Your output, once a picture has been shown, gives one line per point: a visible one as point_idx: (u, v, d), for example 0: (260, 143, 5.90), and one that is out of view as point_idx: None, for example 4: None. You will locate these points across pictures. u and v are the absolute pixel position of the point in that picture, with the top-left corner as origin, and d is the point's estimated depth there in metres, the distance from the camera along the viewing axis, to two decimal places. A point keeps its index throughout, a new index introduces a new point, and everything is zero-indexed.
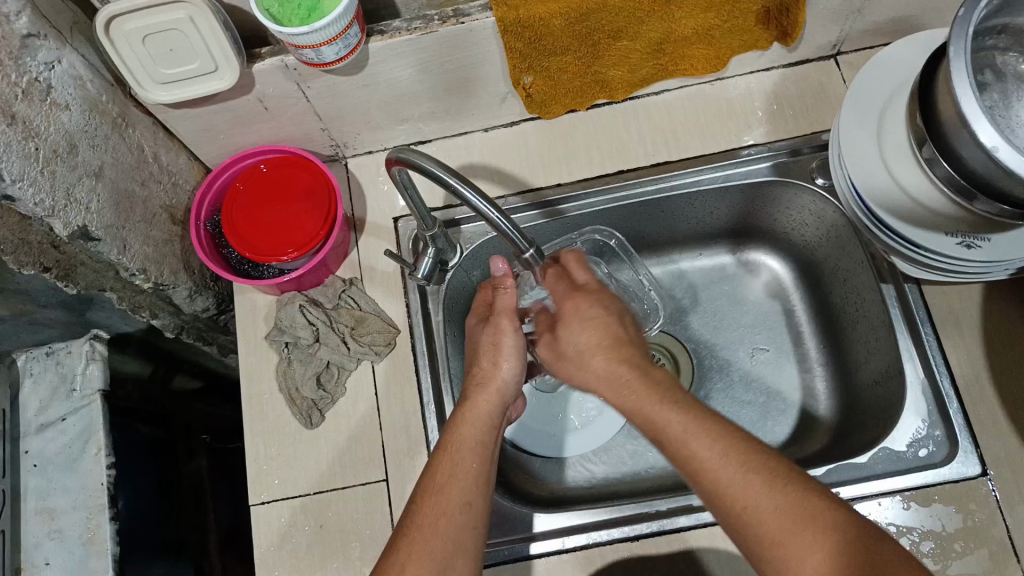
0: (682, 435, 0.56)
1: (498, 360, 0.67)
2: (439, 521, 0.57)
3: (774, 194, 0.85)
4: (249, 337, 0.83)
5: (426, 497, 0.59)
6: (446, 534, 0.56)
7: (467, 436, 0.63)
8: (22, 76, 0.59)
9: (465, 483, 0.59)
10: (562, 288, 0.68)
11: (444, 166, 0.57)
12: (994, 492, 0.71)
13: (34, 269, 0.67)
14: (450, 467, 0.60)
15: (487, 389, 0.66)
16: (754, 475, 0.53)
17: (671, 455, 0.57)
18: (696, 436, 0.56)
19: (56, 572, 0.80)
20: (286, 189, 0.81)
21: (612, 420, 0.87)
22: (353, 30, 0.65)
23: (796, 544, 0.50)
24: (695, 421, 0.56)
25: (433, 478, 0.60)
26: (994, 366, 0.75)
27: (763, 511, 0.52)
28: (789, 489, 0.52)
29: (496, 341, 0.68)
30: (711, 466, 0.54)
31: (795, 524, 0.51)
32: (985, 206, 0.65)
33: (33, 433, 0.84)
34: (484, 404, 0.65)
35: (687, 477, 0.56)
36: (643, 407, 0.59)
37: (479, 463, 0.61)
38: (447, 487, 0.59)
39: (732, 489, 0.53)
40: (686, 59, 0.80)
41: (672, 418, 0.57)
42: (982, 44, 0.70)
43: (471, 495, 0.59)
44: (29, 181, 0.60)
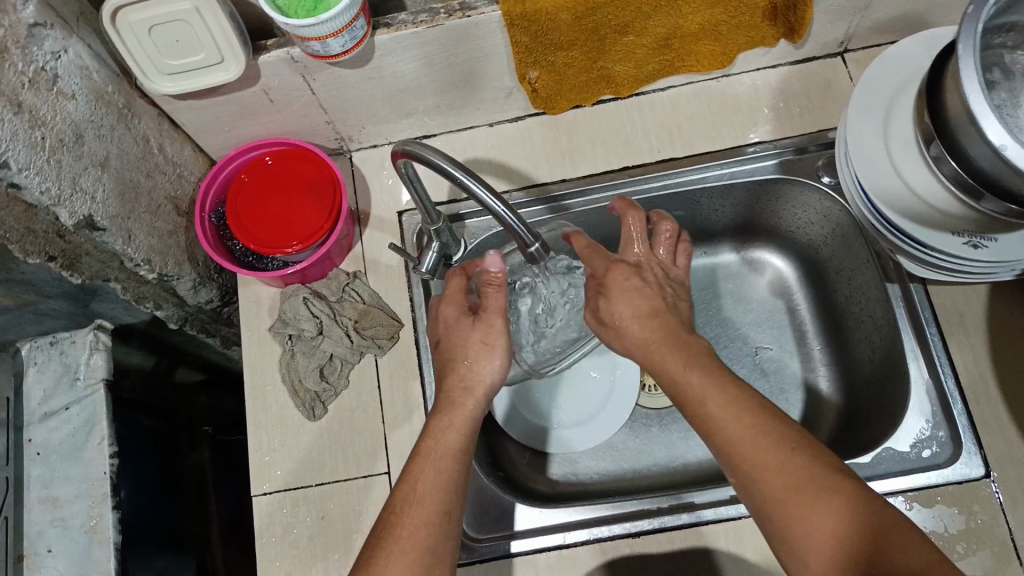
0: (701, 395, 0.58)
1: (489, 361, 0.67)
2: (420, 530, 0.56)
3: (780, 192, 0.85)
4: (253, 330, 0.83)
5: (410, 502, 0.58)
6: (426, 544, 0.55)
7: (450, 443, 0.62)
8: (29, 66, 0.59)
9: (447, 491, 0.59)
10: (602, 258, 0.70)
11: (449, 158, 0.57)
12: (997, 493, 0.70)
13: (39, 259, 0.67)
14: (432, 474, 0.59)
15: (474, 392, 0.66)
16: (766, 436, 0.54)
17: (690, 417, 0.59)
18: (713, 396, 0.57)
19: (58, 560, 0.80)
20: (291, 182, 0.81)
21: (607, 423, 0.85)
22: (358, 23, 0.64)
23: (802, 507, 0.51)
24: (713, 383, 0.58)
25: (416, 483, 0.59)
26: (999, 366, 0.75)
27: (770, 471, 0.53)
28: (799, 453, 0.53)
29: (485, 339, 0.67)
30: (726, 425, 0.56)
31: (800, 482, 0.51)
32: (992, 205, 0.65)
33: (37, 423, 0.85)
34: (471, 408, 0.65)
35: (704, 434, 0.58)
36: (669, 370, 0.61)
37: (458, 470, 0.61)
38: (430, 494, 0.58)
39: (744, 447, 0.54)
40: (692, 54, 0.80)
41: (692, 379, 0.59)
42: (990, 43, 0.69)
43: (451, 505, 0.58)
44: (35, 170, 0.60)
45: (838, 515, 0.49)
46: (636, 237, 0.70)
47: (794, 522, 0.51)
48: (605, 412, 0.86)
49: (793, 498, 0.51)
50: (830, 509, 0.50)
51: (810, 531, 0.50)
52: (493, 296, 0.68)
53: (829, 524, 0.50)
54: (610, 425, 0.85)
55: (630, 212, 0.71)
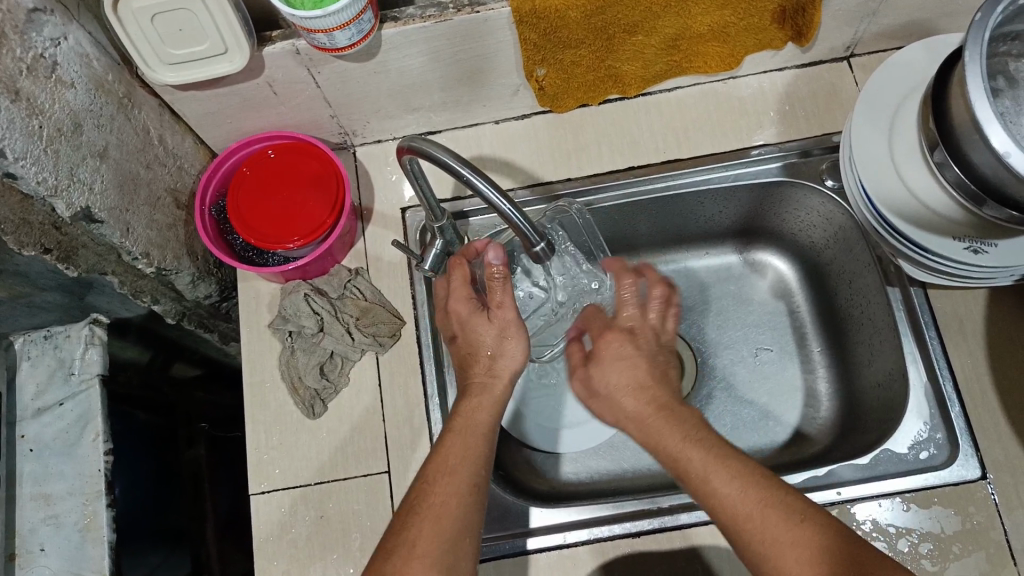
0: (703, 470, 0.57)
1: (505, 342, 0.66)
2: (448, 502, 0.57)
3: (783, 195, 0.85)
4: (253, 326, 0.82)
5: (438, 474, 0.58)
6: (454, 517, 0.56)
7: (475, 423, 0.62)
8: (28, 52, 0.57)
9: (474, 464, 0.59)
10: (598, 326, 0.70)
11: (456, 156, 0.56)
12: (992, 495, 0.71)
13: (34, 250, 0.66)
14: (462, 448, 0.60)
15: (500, 377, 0.65)
16: (771, 511, 0.54)
17: (693, 493, 0.58)
18: (717, 472, 0.57)
19: (51, 558, 0.79)
20: (292, 177, 0.80)
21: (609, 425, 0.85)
22: (366, 16, 0.64)
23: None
24: (716, 456, 0.58)
25: (444, 458, 0.60)
26: (996, 371, 0.76)
27: (782, 549, 0.52)
28: (806, 526, 0.53)
29: (501, 331, 0.66)
30: (733, 504, 0.55)
31: (811, 558, 0.51)
32: (993, 212, 0.66)
33: (30, 418, 0.83)
34: (499, 389, 0.65)
35: (708, 512, 0.57)
36: (667, 445, 0.60)
37: (486, 445, 0.61)
38: (457, 467, 0.59)
39: (752, 526, 0.54)
40: (700, 56, 0.80)
41: (693, 453, 0.58)
42: (995, 50, 0.70)
43: (477, 477, 0.59)
44: (32, 159, 0.59)
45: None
46: (625, 302, 0.69)
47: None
48: None
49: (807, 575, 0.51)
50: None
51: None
52: (499, 287, 0.66)
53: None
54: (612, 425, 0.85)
55: (624, 276, 0.70)
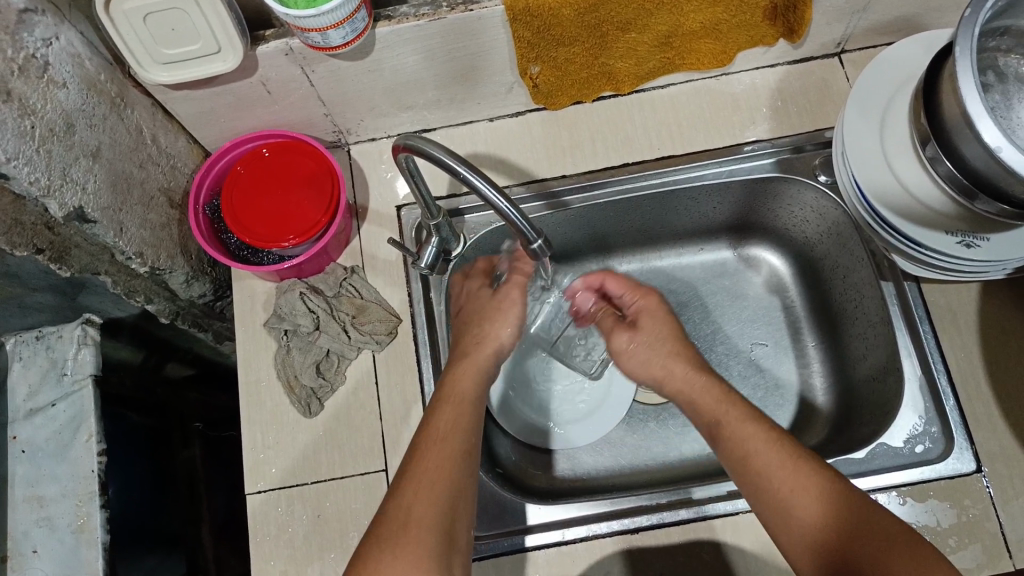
0: (737, 428, 0.63)
1: (502, 323, 0.71)
2: (440, 471, 0.58)
3: (776, 190, 0.86)
4: (247, 325, 0.82)
5: (430, 443, 0.60)
6: (447, 480, 0.57)
7: (461, 396, 0.64)
8: (19, 52, 0.57)
9: (465, 435, 0.61)
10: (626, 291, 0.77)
11: (453, 153, 0.56)
12: (988, 488, 0.72)
13: (27, 251, 0.65)
14: (452, 418, 0.62)
15: (486, 346, 0.70)
16: (803, 465, 0.59)
17: (726, 447, 0.62)
18: (749, 429, 0.62)
19: (44, 561, 0.79)
20: (287, 175, 0.79)
21: (584, 433, 0.85)
22: (360, 14, 0.64)
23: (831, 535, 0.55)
24: (753, 420, 0.63)
25: (436, 425, 0.61)
26: (990, 364, 0.76)
27: (809, 495, 0.57)
28: (835, 480, 0.58)
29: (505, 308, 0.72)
30: (767, 454, 0.60)
31: (836, 506, 0.56)
32: (985, 206, 0.66)
33: (22, 419, 0.83)
34: (482, 360, 0.68)
35: (738, 464, 0.61)
36: (708, 406, 0.66)
37: (475, 417, 0.63)
38: (449, 436, 0.60)
39: (782, 474, 0.59)
40: (692, 53, 0.80)
41: (728, 413, 0.64)
42: (985, 46, 0.71)
43: (470, 444, 0.60)
44: (24, 160, 0.59)
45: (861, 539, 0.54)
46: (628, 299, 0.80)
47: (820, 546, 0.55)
48: (584, 423, 0.86)
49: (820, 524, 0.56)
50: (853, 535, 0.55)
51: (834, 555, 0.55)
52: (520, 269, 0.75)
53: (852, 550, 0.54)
54: (590, 434, 0.85)
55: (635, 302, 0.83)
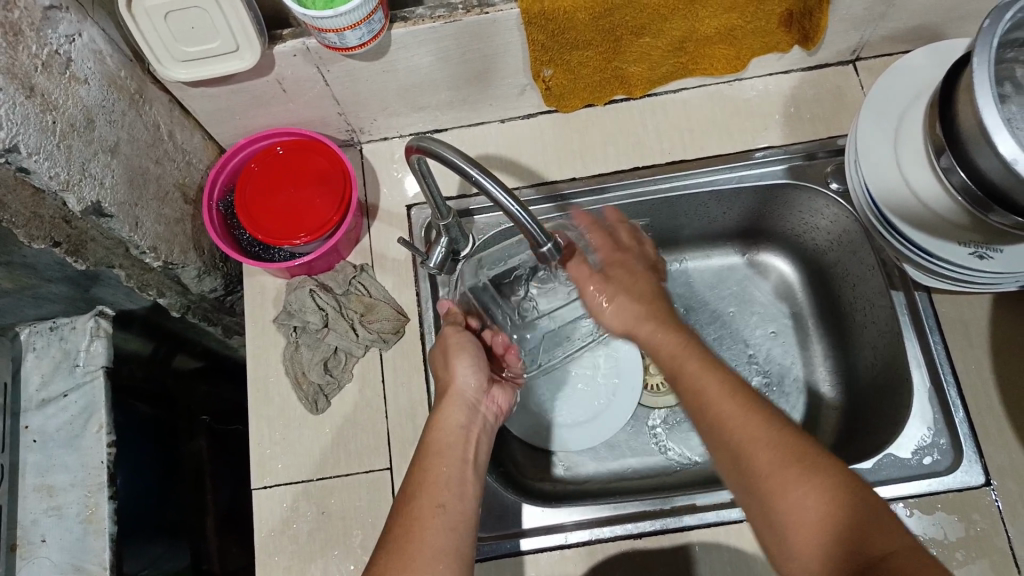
0: (698, 378, 0.60)
1: (451, 365, 0.71)
2: (413, 527, 0.58)
3: (788, 197, 0.85)
4: (257, 321, 0.82)
5: (403, 505, 0.60)
6: (424, 541, 0.57)
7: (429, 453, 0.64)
8: (43, 49, 0.58)
9: (439, 488, 0.61)
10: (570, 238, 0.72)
11: (464, 155, 0.56)
12: (996, 502, 0.71)
13: (44, 243, 0.66)
14: (426, 472, 0.62)
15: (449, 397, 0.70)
16: (767, 436, 0.56)
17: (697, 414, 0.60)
18: (706, 378, 0.60)
19: (51, 550, 0.80)
20: (300, 173, 0.80)
21: (606, 429, 0.86)
22: (377, 16, 0.64)
23: (785, 485, 0.53)
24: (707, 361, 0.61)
25: (405, 490, 0.61)
26: (1001, 376, 0.75)
27: (777, 470, 0.54)
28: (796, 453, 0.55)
29: (450, 349, 0.72)
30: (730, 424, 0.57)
31: (803, 477, 0.53)
32: (1000, 218, 0.66)
33: (34, 409, 0.85)
34: (453, 410, 0.68)
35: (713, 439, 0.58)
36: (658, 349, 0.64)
37: (456, 466, 0.63)
38: (419, 493, 0.61)
39: (751, 452, 0.56)
40: (705, 58, 0.80)
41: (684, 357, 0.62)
42: (1003, 56, 0.70)
43: (444, 498, 0.60)
44: (45, 154, 0.60)
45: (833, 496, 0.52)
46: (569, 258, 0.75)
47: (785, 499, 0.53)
48: (603, 419, 0.86)
49: (784, 474, 0.54)
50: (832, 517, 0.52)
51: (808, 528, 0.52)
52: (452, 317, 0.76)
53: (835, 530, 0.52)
54: (609, 428, 0.85)
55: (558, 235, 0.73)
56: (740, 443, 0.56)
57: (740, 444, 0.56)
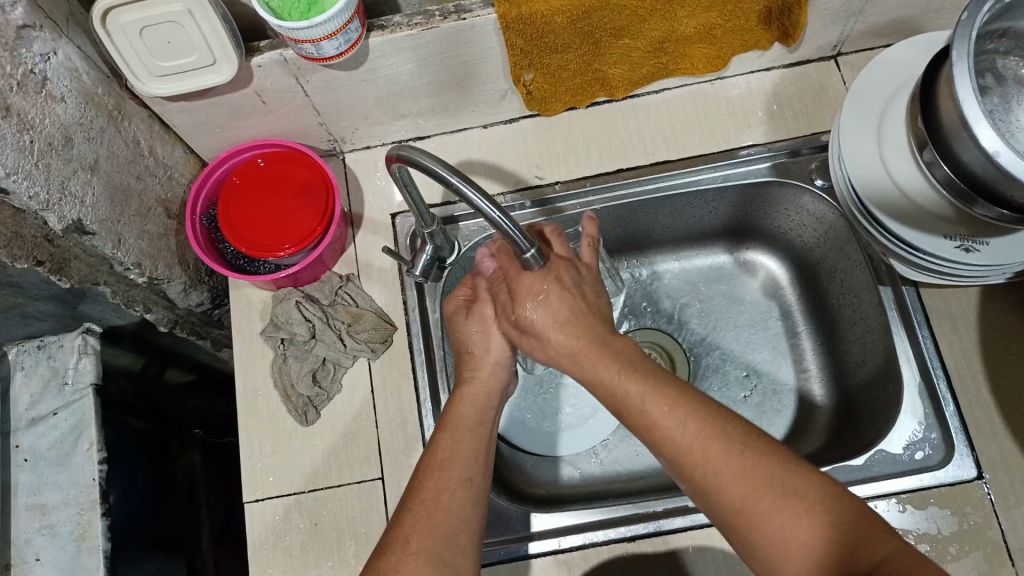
0: (643, 412, 0.57)
1: (488, 343, 0.68)
2: (440, 497, 0.59)
3: (773, 195, 0.85)
4: (243, 334, 0.82)
5: (429, 472, 0.60)
6: (449, 510, 0.58)
7: (462, 419, 0.64)
8: (18, 68, 0.58)
9: (468, 460, 0.61)
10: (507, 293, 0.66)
11: (444, 164, 0.55)
12: (989, 495, 0.71)
13: (27, 263, 0.66)
14: (455, 447, 0.62)
15: (484, 371, 0.68)
16: (725, 462, 0.54)
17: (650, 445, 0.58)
18: (653, 410, 0.57)
19: (47, 567, 0.80)
20: (282, 185, 0.80)
21: (605, 424, 0.87)
22: (353, 26, 0.64)
23: (752, 508, 0.53)
24: (650, 388, 0.58)
25: (435, 456, 0.62)
26: (990, 367, 0.75)
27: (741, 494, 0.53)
28: (754, 475, 0.54)
29: (484, 329, 0.68)
30: (685, 453, 0.56)
31: (763, 496, 0.53)
32: (984, 210, 0.65)
33: (25, 428, 0.85)
34: (485, 384, 0.67)
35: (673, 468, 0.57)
36: (604, 379, 0.59)
37: (480, 442, 0.63)
38: (448, 463, 0.61)
39: (713, 480, 0.54)
40: (686, 58, 0.80)
41: (628, 387, 0.58)
42: (983, 48, 0.70)
43: (472, 471, 0.61)
44: (23, 174, 0.59)
45: (802, 518, 0.52)
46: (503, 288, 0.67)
47: (760, 528, 0.53)
48: (600, 416, 0.88)
49: (754, 503, 0.53)
50: (805, 528, 0.52)
51: (782, 541, 0.52)
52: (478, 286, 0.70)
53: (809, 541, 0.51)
54: (608, 422, 0.87)
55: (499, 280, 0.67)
56: (703, 481, 0.55)
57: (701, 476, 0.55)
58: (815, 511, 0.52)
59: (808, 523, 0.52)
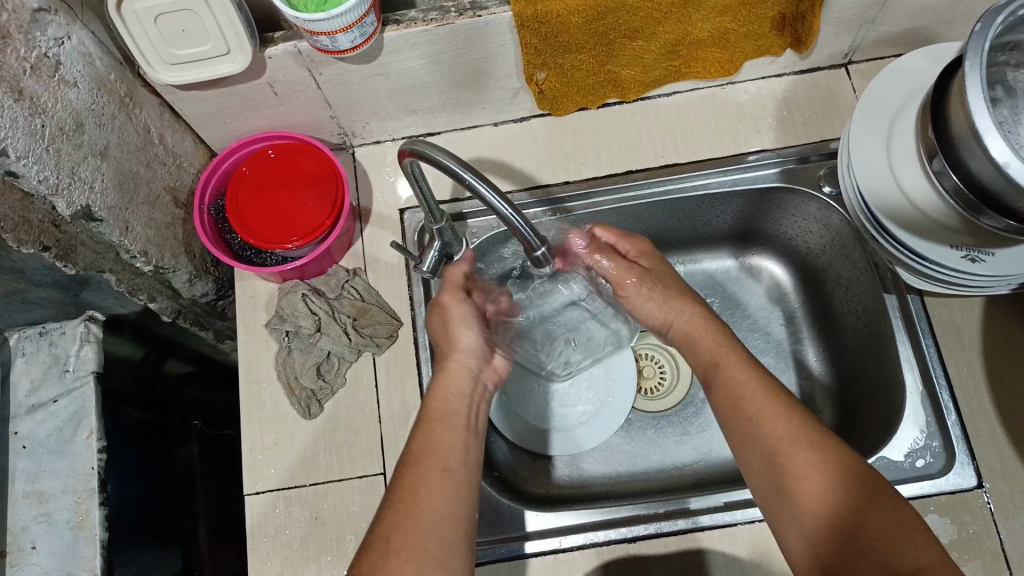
0: (731, 374, 0.62)
1: (452, 332, 0.69)
2: (418, 490, 0.58)
3: (780, 201, 0.85)
4: (248, 325, 0.82)
5: (407, 467, 0.60)
6: (427, 504, 0.57)
7: (440, 410, 0.64)
8: (31, 51, 0.57)
9: (447, 452, 0.61)
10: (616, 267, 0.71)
11: (458, 159, 0.55)
12: (988, 504, 0.71)
13: (34, 248, 0.66)
14: (430, 439, 0.61)
15: (453, 361, 0.67)
16: (795, 432, 0.57)
17: (728, 407, 0.61)
18: (743, 376, 0.61)
19: (43, 556, 0.80)
20: (291, 176, 0.80)
21: (603, 428, 0.86)
22: (369, 19, 0.64)
23: (804, 476, 0.55)
24: (742, 361, 0.63)
25: (409, 451, 0.61)
26: (992, 377, 0.76)
27: (800, 463, 0.56)
28: (820, 450, 0.56)
29: (447, 320, 0.69)
30: (761, 416, 0.59)
31: (821, 469, 0.55)
32: (991, 221, 0.66)
33: (24, 414, 0.84)
34: (459, 373, 0.67)
35: (739, 430, 0.60)
36: (703, 347, 0.66)
37: (458, 432, 0.62)
38: (425, 456, 0.60)
39: (779, 445, 0.57)
40: (698, 62, 0.80)
41: (726, 356, 0.64)
42: (994, 60, 0.70)
43: (450, 462, 0.60)
44: (33, 158, 0.59)
45: (847, 500, 0.54)
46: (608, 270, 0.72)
47: (804, 496, 0.55)
48: (598, 419, 0.86)
49: (811, 473, 0.55)
50: (846, 507, 0.54)
51: (820, 513, 0.54)
52: (452, 274, 0.71)
53: (845, 520, 0.54)
54: (609, 425, 0.86)
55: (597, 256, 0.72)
56: (769, 444, 0.57)
57: (769, 440, 0.57)
58: (861, 496, 0.54)
59: (852, 502, 0.54)
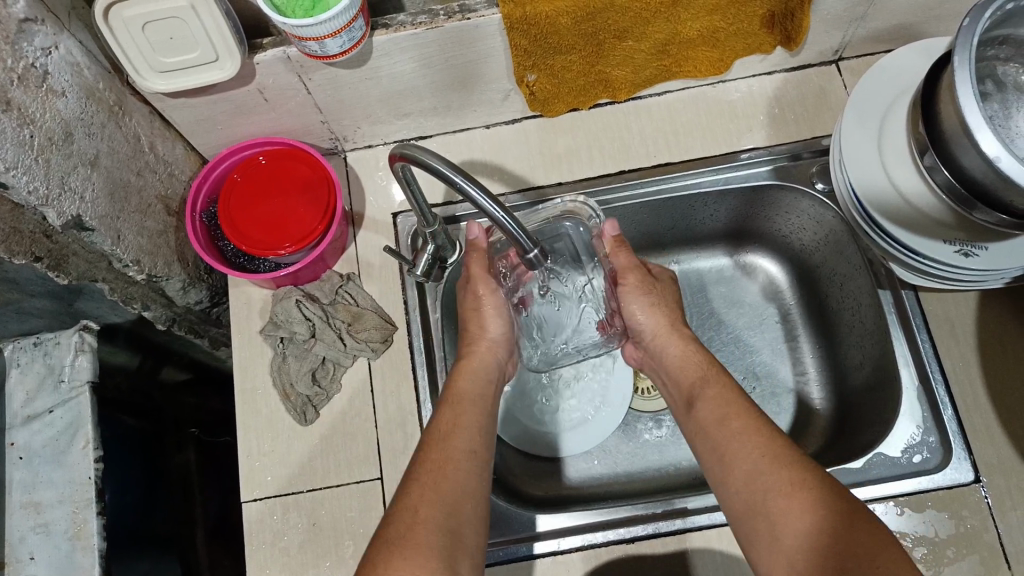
0: (717, 396, 0.64)
1: (484, 322, 0.73)
2: (446, 462, 0.59)
3: (773, 199, 0.85)
4: (243, 332, 0.82)
5: (434, 442, 0.61)
6: (455, 476, 0.58)
7: (463, 396, 0.67)
8: (19, 62, 0.57)
9: (472, 433, 0.63)
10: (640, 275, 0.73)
11: (449, 162, 0.55)
12: (986, 498, 0.71)
13: (25, 259, 0.65)
14: (457, 416, 0.64)
15: (479, 348, 0.72)
16: (775, 450, 0.57)
17: (711, 427, 0.62)
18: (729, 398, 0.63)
19: (41, 566, 0.80)
20: (284, 182, 0.80)
21: (604, 426, 0.86)
22: (358, 23, 0.64)
23: (781, 492, 0.55)
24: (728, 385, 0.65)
25: (438, 426, 0.63)
26: (987, 372, 0.76)
27: (778, 479, 0.55)
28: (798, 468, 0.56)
29: (478, 308, 0.73)
30: (742, 435, 0.59)
31: (798, 486, 0.54)
32: (984, 216, 0.66)
33: (20, 425, 0.84)
34: (484, 361, 0.71)
35: (720, 450, 0.60)
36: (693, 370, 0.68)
37: (482, 415, 0.65)
38: (455, 432, 0.62)
39: (758, 462, 0.57)
40: (689, 61, 0.80)
41: (715, 377, 0.66)
42: (984, 54, 0.70)
43: (475, 444, 0.62)
44: (23, 169, 0.59)
45: (822, 518, 0.52)
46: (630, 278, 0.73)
47: (781, 513, 0.54)
48: (599, 418, 0.86)
49: (789, 489, 0.54)
50: (822, 525, 0.52)
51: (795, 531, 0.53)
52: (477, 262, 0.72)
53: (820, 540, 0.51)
54: (609, 424, 0.86)
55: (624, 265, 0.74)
56: (749, 462, 0.57)
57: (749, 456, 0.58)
58: (835, 515, 0.52)
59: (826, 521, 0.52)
